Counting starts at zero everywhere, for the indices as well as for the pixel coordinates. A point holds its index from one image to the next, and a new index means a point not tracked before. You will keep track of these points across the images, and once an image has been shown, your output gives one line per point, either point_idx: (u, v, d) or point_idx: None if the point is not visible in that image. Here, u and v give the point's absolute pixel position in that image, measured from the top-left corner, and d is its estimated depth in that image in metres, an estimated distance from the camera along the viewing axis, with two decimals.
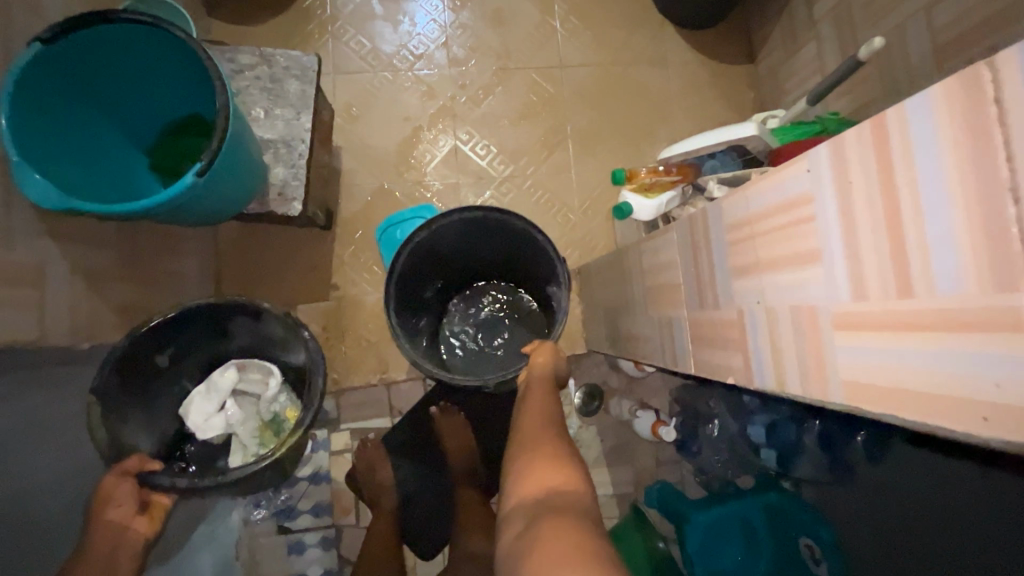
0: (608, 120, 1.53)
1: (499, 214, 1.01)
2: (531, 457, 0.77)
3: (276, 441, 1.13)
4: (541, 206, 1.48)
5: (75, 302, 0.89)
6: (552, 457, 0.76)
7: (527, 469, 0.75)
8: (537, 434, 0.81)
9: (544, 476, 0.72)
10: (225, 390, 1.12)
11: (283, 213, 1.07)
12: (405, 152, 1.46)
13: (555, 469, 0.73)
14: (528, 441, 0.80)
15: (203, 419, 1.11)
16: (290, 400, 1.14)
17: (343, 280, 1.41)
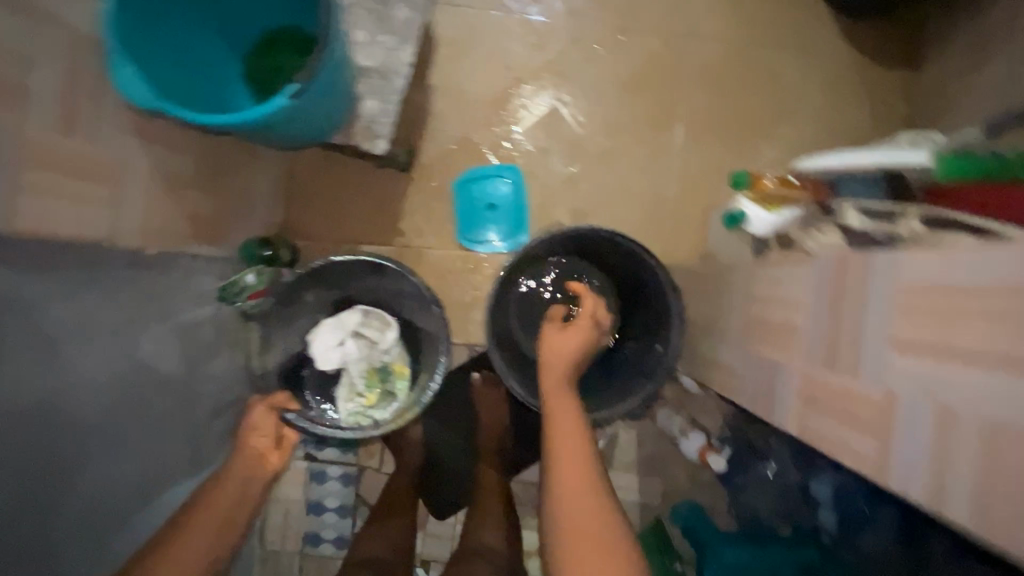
0: (729, 107, 1.36)
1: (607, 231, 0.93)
2: (569, 496, 0.72)
3: (382, 391, 1.09)
4: (632, 189, 1.35)
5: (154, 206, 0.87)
6: (592, 492, 0.72)
7: (568, 516, 0.70)
8: (571, 461, 0.75)
9: (586, 530, 0.69)
10: (348, 328, 1.09)
11: (368, 149, 0.99)
12: (500, 103, 1.35)
13: (601, 519, 0.69)
14: (560, 470, 0.74)
15: (321, 349, 1.07)
16: (401, 354, 1.11)
17: (411, 226, 1.33)
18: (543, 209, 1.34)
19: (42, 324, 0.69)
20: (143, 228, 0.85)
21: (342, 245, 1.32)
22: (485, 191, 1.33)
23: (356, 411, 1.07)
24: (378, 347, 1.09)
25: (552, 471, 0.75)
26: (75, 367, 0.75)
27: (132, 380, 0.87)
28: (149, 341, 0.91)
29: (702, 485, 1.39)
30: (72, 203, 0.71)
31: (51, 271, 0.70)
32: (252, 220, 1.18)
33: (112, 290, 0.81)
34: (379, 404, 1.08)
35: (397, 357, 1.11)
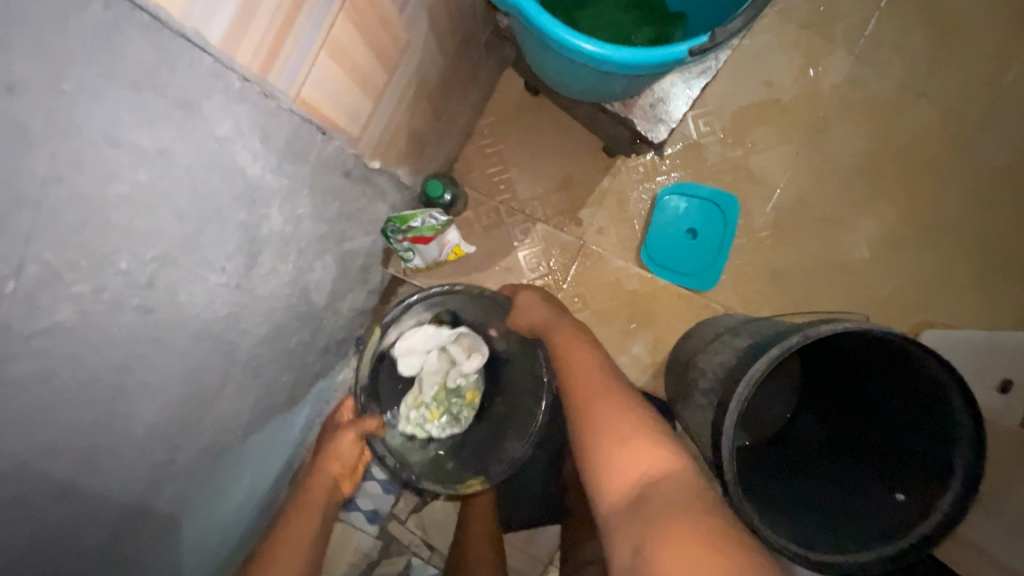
0: (992, 224, 1.14)
1: (918, 346, 0.69)
2: (587, 407, 0.64)
3: (443, 414, 1.01)
4: (847, 272, 1.15)
5: (397, 114, 0.67)
6: (607, 393, 0.65)
7: (582, 422, 0.63)
8: (599, 393, 0.65)
9: (608, 428, 0.60)
10: (442, 339, 1.01)
11: (641, 132, 0.79)
12: (742, 121, 1.14)
13: (616, 410, 0.62)
14: (578, 394, 0.67)
15: (408, 350, 1.00)
16: (477, 386, 1.03)
17: (591, 220, 1.14)
18: (743, 257, 1.14)
19: (260, 225, 0.51)
20: (379, 137, 0.66)
21: (511, 212, 1.12)
22: (692, 213, 1.12)
23: (415, 420, 1.00)
24: (460, 370, 1.01)
25: (572, 398, 0.68)
26: (260, 284, 0.57)
27: (290, 308, 0.68)
28: (319, 265, 0.72)
29: None
30: (347, 80, 0.52)
31: (294, 161, 0.51)
32: (440, 152, 0.98)
33: (322, 198, 0.61)
34: (438, 422, 1.01)
35: (471, 385, 1.03)
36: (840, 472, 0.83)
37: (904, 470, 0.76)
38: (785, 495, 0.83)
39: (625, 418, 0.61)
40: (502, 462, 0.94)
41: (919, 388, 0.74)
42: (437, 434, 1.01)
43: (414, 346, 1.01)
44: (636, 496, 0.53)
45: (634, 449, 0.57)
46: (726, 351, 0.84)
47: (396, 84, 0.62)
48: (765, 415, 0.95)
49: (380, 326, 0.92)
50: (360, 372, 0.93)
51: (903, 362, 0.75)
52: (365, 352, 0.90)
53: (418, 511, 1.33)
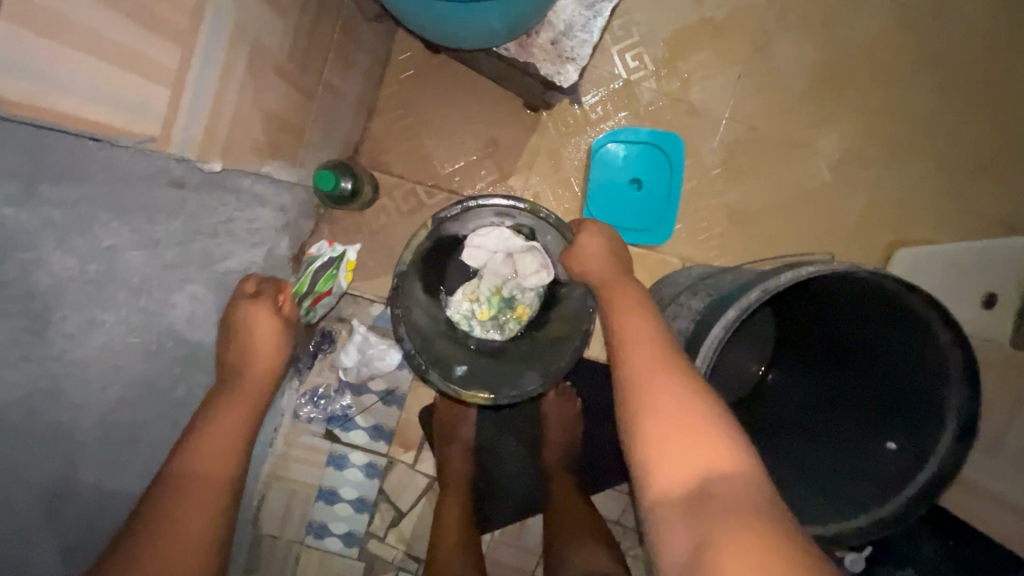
0: (956, 123, 1.04)
1: (887, 279, 0.59)
2: (641, 382, 0.53)
3: (492, 319, 0.92)
4: (810, 198, 1.05)
5: (238, 101, 0.54)
6: (659, 364, 0.55)
7: (630, 395, 0.54)
8: (650, 358, 0.55)
9: (658, 413, 0.50)
10: (518, 244, 0.89)
11: (547, 77, 0.66)
12: (676, 47, 1.01)
13: (671, 387, 0.52)
14: (628, 365, 0.56)
15: (479, 242, 0.89)
16: (534, 303, 0.93)
17: (524, 186, 1.02)
18: (697, 201, 1.03)
19: (28, 274, 0.39)
20: (217, 132, 0.52)
21: (434, 193, 1.00)
22: (634, 161, 1.00)
23: (465, 311, 0.92)
24: (521, 282, 0.90)
25: (622, 367, 0.57)
26: (71, 345, 0.44)
27: (153, 355, 0.56)
28: (184, 297, 0.59)
29: None
30: (114, 68, 0.38)
31: (57, 191, 0.38)
32: (332, 135, 0.84)
33: (147, 222, 0.49)
34: (486, 323, 0.92)
35: (527, 300, 0.93)
36: (826, 422, 0.75)
37: (895, 412, 0.68)
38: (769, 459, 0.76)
39: (682, 399, 0.51)
40: (516, 391, 0.82)
41: (901, 323, 0.65)
42: (477, 333, 0.92)
43: (489, 235, 0.89)
44: (694, 491, 0.45)
45: (691, 438, 0.48)
46: (684, 316, 0.74)
47: (212, 64, 0.47)
48: (738, 373, 0.87)
49: (432, 223, 0.80)
50: (402, 257, 0.81)
51: (880, 299, 0.65)
52: (415, 241, 0.79)
53: (397, 526, 1.23)
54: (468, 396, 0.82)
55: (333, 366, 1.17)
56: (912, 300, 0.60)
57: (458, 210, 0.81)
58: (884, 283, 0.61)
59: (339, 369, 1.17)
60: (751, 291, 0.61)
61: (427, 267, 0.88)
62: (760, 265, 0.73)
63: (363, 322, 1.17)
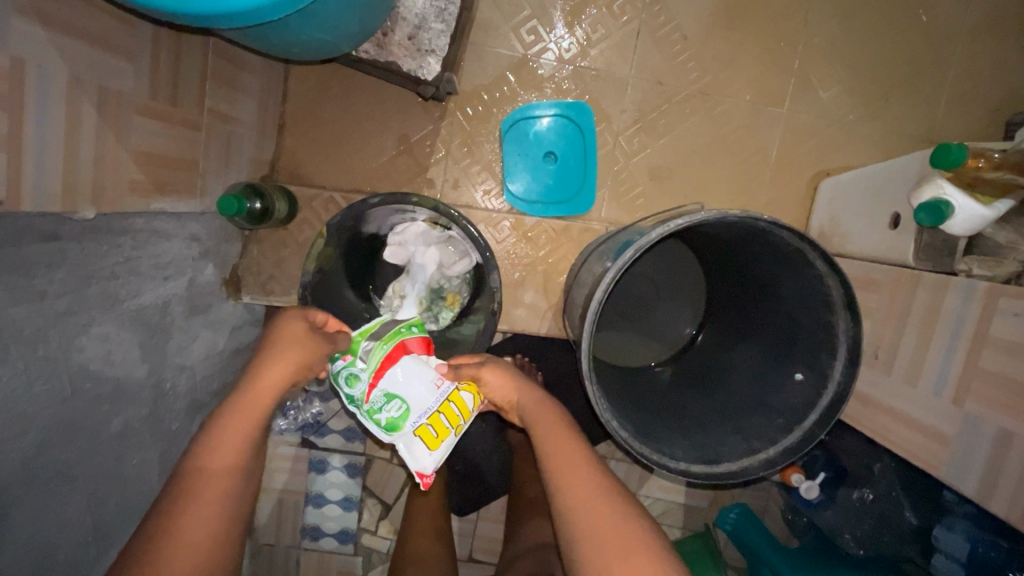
0: (862, 46, 1.04)
1: (756, 219, 0.62)
2: (585, 522, 0.57)
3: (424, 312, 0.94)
4: (727, 143, 1.05)
5: (94, 148, 0.55)
6: (589, 485, 0.60)
7: (578, 532, 0.57)
8: (592, 495, 0.59)
9: (610, 552, 0.56)
10: (431, 237, 0.91)
11: (411, 73, 0.68)
12: (567, 15, 1.00)
13: (607, 511, 0.58)
14: (570, 501, 0.59)
15: (397, 243, 0.92)
16: (461, 289, 0.95)
17: (443, 177, 1.03)
18: (614, 165, 1.04)
19: None
20: (76, 183, 0.54)
21: (354, 197, 1.02)
22: (546, 135, 1.01)
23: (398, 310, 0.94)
24: (441, 272, 0.93)
25: (560, 500, 0.60)
26: None
27: (69, 398, 0.60)
28: (92, 339, 0.62)
29: (754, 490, 1.15)
30: None
31: None
32: (236, 158, 0.86)
33: (25, 280, 0.52)
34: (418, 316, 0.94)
35: (455, 288, 0.96)
36: (744, 364, 0.78)
37: (800, 344, 0.70)
38: (691, 403, 0.79)
39: (635, 540, 0.56)
40: None
41: (788, 259, 0.67)
42: None
43: (403, 234, 0.92)
44: None
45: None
46: (588, 279, 0.78)
47: (53, 121, 0.50)
48: (667, 328, 0.90)
49: (325, 231, 0.81)
50: (306, 266, 0.83)
51: (763, 239, 0.68)
52: (313, 249, 0.82)
53: (386, 517, 1.28)
54: None
55: None
56: (783, 233, 0.62)
57: (351, 216, 0.83)
58: (760, 223, 0.63)
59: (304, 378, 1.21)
60: (629, 249, 0.64)
61: (349, 266, 0.91)
62: (651, 221, 0.77)
63: None
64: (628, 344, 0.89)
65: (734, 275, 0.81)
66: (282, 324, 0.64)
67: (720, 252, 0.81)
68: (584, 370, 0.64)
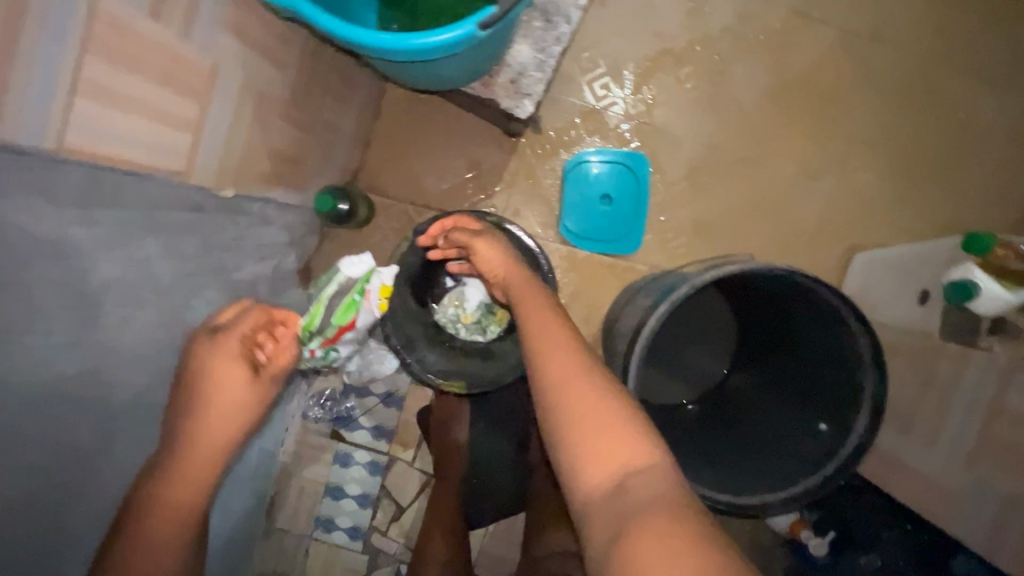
0: (903, 137, 1.12)
1: (799, 276, 0.69)
2: (558, 380, 0.60)
3: (474, 323, 1.01)
4: (769, 208, 1.13)
5: (242, 140, 0.66)
6: (564, 350, 0.63)
7: (551, 391, 0.60)
8: (564, 358, 0.62)
9: (579, 409, 0.58)
10: None
11: (507, 110, 0.79)
12: (637, 77, 1.12)
13: (579, 375, 0.60)
14: (545, 364, 0.63)
15: None
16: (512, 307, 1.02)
17: (505, 204, 1.13)
18: (664, 214, 1.13)
19: (87, 278, 0.50)
20: (224, 166, 0.64)
21: (423, 212, 1.12)
22: (604, 179, 1.11)
23: (451, 317, 1.01)
24: None
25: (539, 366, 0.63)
26: (117, 336, 0.56)
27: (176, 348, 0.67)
28: (202, 301, 0.70)
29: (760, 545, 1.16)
30: (153, 123, 0.50)
31: (105, 216, 0.50)
32: (332, 163, 0.97)
33: (173, 239, 0.61)
34: (468, 326, 1.00)
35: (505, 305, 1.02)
36: (770, 412, 0.84)
37: (828, 397, 0.76)
38: (721, 443, 0.84)
39: (603, 400, 0.58)
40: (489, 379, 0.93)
41: (826, 320, 0.74)
42: (462, 335, 1.01)
43: None
44: (613, 481, 0.53)
45: (610, 434, 0.55)
46: (634, 311, 0.85)
47: (225, 114, 0.61)
48: (699, 371, 0.96)
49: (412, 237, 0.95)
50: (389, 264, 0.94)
51: (805, 297, 0.75)
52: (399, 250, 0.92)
53: (398, 520, 1.31)
54: (448, 389, 0.93)
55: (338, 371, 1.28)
56: (822, 291, 0.69)
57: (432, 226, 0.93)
58: (800, 279, 0.71)
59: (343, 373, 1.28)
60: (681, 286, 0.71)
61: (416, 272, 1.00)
62: (699, 266, 0.85)
63: None
64: (663, 382, 0.95)
65: (769, 327, 0.88)
66: (216, 369, 0.65)
67: (757, 304, 0.88)
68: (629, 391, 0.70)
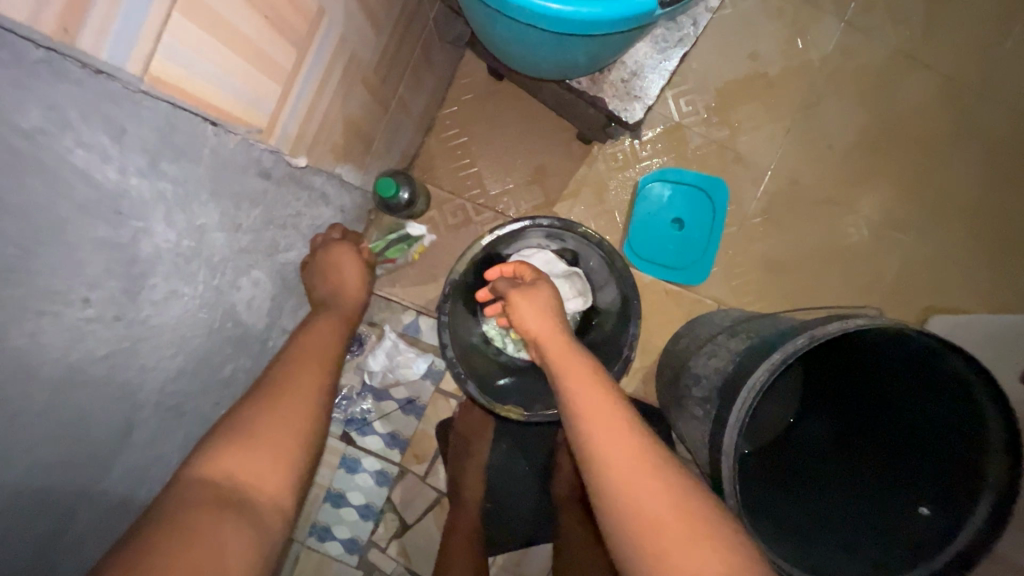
0: (998, 200, 1.05)
1: (934, 340, 0.61)
2: (619, 482, 0.48)
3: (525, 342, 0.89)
4: (851, 254, 1.05)
5: (324, 102, 0.57)
6: (615, 433, 0.52)
7: (610, 495, 0.48)
8: (621, 447, 0.50)
9: (650, 523, 0.46)
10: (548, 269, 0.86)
11: (613, 112, 0.70)
12: (726, 98, 1.04)
13: (647, 477, 0.48)
14: (599, 460, 0.50)
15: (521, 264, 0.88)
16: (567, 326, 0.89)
17: (568, 213, 1.04)
18: (735, 248, 1.05)
19: (137, 241, 0.41)
20: (302, 129, 0.55)
21: (480, 211, 1.03)
22: (678, 202, 1.02)
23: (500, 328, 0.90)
24: None
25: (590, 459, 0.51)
26: (156, 312, 0.46)
27: (213, 331, 0.58)
28: (248, 280, 0.61)
29: None
30: (244, 63, 0.42)
31: (170, 166, 0.41)
32: (396, 145, 0.88)
33: (233, 207, 0.51)
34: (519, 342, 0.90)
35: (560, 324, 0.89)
36: (856, 481, 0.75)
37: (935, 480, 0.67)
38: (795, 513, 0.74)
39: (680, 511, 0.46)
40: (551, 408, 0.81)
41: (945, 393, 0.66)
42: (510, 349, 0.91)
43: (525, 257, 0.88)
44: None
45: (695, 559, 0.44)
46: (719, 352, 0.75)
47: (316, 73, 0.53)
48: (768, 424, 0.87)
49: (489, 235, 0.83)
50: (457, 267, 0.83)
51: (924, 362, 0.66)
52: (472, 252, 0.82)
53: (400, 537, 1.20)
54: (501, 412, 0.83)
55: (358, 369, 1.18)
56: (955, 361, 0.61)
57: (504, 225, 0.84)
58: (932, 344, 0.62)
59: (364, 371, 1.18)
60: (795, 335, 0.62)
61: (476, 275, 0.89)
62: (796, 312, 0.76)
63: (393, 328, 1.18)
64: None
65: (854, 388, 0.79)
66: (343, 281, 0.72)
67: (844, 361, 0.79)
68: (722, 446, 0.60)
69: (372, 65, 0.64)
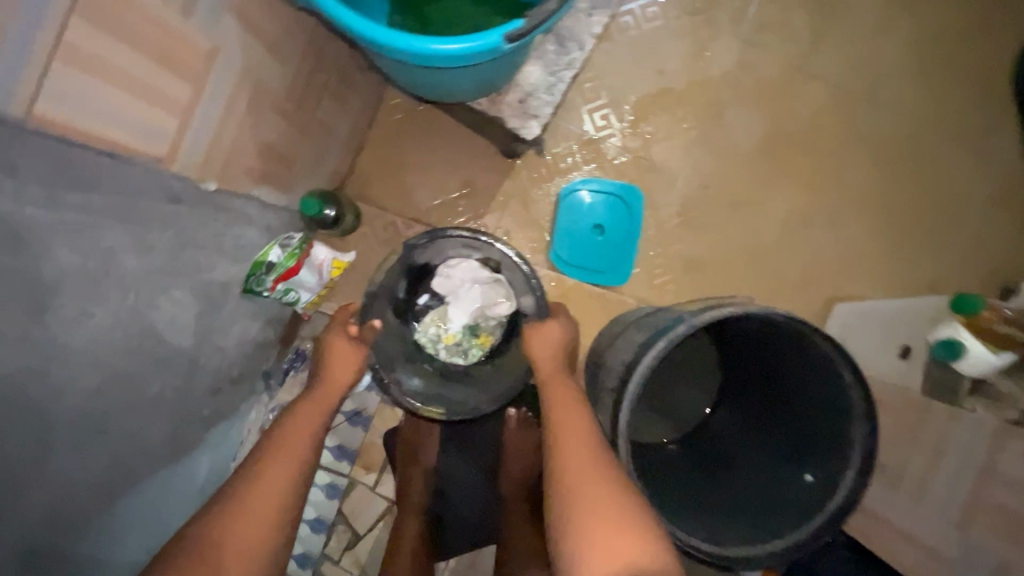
0: (887, 196, 1.16)
1: (797, 323, 0.68)
2: (579, 482, 0.61)
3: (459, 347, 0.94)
4: (760, 251, 1.14)
5: (228, 129, 0.61)
6: (585, 447, 0.65)
7: (571, 495, 0.61)
8: (587, 457, 0.64)
9: (596, 515, 0.58)
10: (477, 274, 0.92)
11: (513, 129, 0.76)
12: (636, 111, 1.13)
13: (604, 482, 0.61)
14: (568, 461, 0.64)
15: (449, 273, 0.93)
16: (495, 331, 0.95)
17: (496, 224, 1.10)
18: (653, 250, 1.12)
19: (38, 265, 0.44)
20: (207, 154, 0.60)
21: (412, 225, 1.08)
22: (597, 209, 1.10)
23: (433, 337, 0.94)
24: (482, 310, 0.92)
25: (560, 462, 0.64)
26: (68, 331, 0.50)
27: (134, 350, 0.61)
28: (168, 300, 0.64)
29: None
30: (124, 94, 0.47)
31: (71, 195, 0.45)
32: (321, 167, 0.93)
33: (145, 231, 0.55)
34: (452, 348, 0.94)
35: (489, 329, 0.95)
36: (760, 455, 0.82)
37: (817, 449, 0.74)
38: (702, 490, 0.81)
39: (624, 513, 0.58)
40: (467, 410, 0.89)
41: (821, 368, 0.72)
42: (443, 356, 0.95)
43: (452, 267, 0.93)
44: None
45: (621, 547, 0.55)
46: (625, 345, 0.81)
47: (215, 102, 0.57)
48: (686, 411, 0.94)
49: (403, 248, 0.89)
50: (373, 277, 0.90)
51: (799, 345, 0.74)
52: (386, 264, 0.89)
53: (354, 549, 1.22)
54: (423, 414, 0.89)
55: None
56: (820, 341, 0.68)
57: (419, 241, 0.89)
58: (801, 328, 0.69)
59: None
60: (679, 323, 0.69)
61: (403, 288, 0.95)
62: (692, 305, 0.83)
63: None
64: (643, 420, 0.93)
65: (756, 372, 0.86)
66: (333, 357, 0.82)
67: (746, 347, 0.86)
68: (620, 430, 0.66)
69: (280, 94, 0.69)
